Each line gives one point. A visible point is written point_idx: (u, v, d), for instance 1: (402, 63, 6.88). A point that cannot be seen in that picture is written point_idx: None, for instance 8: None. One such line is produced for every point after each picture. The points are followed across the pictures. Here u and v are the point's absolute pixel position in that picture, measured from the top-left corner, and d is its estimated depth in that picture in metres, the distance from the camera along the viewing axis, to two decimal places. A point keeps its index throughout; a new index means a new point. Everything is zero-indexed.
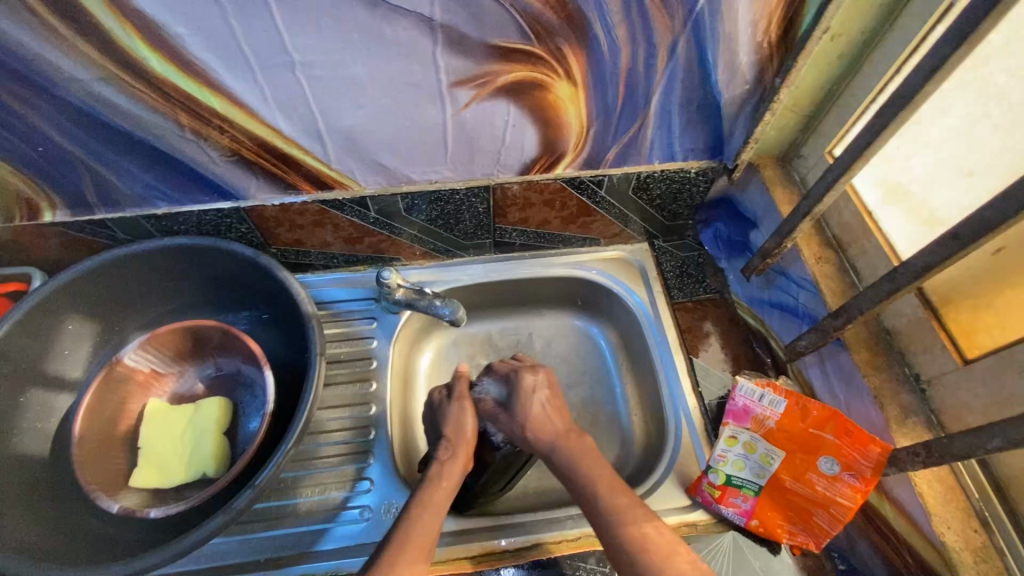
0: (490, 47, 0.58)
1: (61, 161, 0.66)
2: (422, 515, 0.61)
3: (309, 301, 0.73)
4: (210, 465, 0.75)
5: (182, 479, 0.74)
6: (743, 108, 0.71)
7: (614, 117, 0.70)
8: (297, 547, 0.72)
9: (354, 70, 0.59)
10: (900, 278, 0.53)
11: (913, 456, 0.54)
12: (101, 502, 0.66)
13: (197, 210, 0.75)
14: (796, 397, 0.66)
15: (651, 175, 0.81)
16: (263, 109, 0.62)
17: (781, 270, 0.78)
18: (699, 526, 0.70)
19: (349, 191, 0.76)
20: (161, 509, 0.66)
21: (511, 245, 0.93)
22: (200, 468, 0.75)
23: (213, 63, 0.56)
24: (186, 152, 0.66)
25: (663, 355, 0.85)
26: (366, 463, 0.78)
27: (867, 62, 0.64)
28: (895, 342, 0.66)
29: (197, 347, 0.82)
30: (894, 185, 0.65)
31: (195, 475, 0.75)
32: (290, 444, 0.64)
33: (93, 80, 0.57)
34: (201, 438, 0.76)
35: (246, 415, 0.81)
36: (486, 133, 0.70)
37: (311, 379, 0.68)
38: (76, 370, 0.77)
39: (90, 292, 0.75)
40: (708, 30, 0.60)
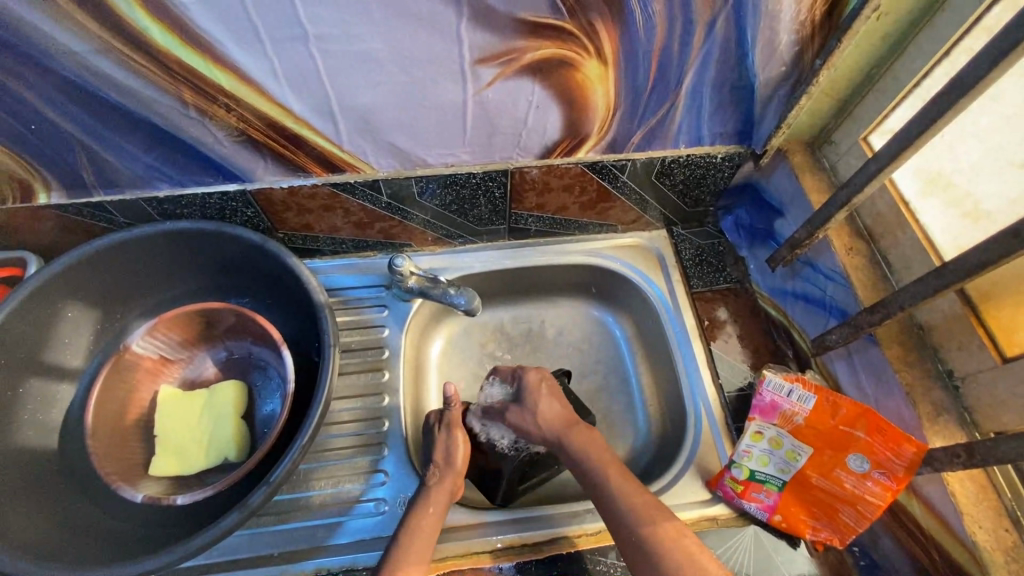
0: (518, 22, 0.54)
1: (58, 140, 0.61)
2: (411, 543, 0.63)
3: (321, 290, 0.70)
4: (232, 450, 0.73)
5: (203, 465, 0.72)
6: (777, 91, 0.68)
7: (643, 99, 0.66)
8: (311, 541, 0.71)
9: (372, 45, 0.55)
10: (948, 275, 0.52)
11: (952, 458, 0.54)
12: (124, 493, 0.66)
13: (201, 192, 0.72)
14: (825, 392, 0.64)
15: (675, 160, 0.77)
16: (273, 86, 0.58)
17: (808, 261, 0.76)
18: (719, 521, 0.70)
19: (361, 174, 0.72)
20: (188, 495, 0.65)
21: (526, 231, 0.90)
22: (220, 453, 0.73)
23: (221, 36, 0.52)
24: (190, 131, 0.62)
25: (682, 346, 0.83)
26: (379, 456, 0.76)
27: (913, 44, 0.61)
28: (928, 338, 0.64)
29: (207, 331, 0.79)
30: (934, 175, 0.62)
31: (216, 461, 0.73)
32: (306, 437, 0.62)
33: (90, 53, 0.52)
34: (218, 422, 0.75)
35: (262, 399, 0.79)
36: (507, 114, 0.66)
37: (325, 369, 0.65)
38: (77, 359, 0.74)
39: (88, 279, 0.71)
40: (750, 7, 0.56)
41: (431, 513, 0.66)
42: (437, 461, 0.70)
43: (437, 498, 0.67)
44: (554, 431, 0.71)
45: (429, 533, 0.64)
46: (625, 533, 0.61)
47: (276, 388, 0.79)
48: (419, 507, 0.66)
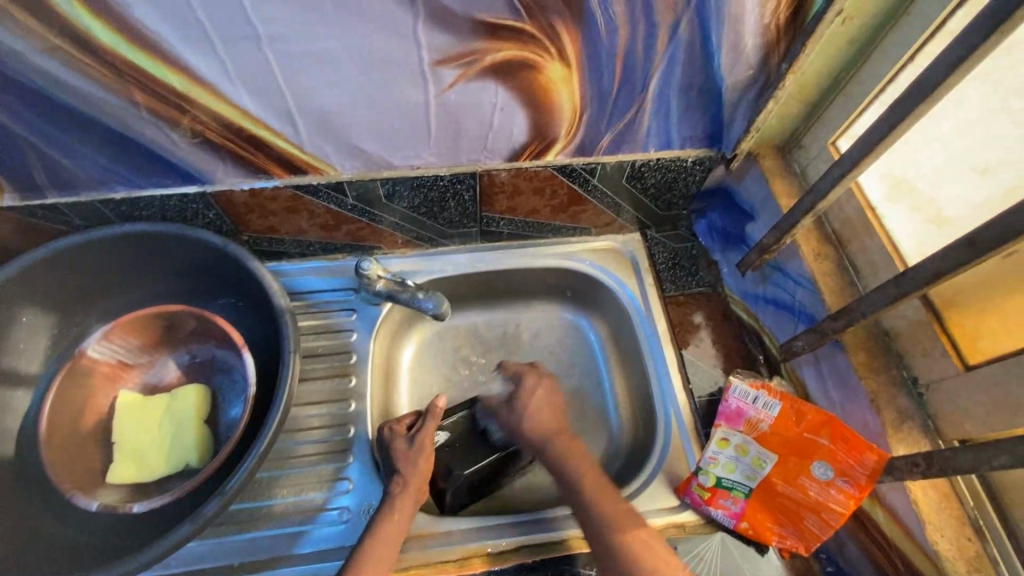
0: (477, 23, 0.53)
1: (5, 142, 0.60)
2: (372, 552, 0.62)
3: (283, 295, 0.69)
4: (193, 456, 0.72)
5: (164, 471, 0.71)
6: (744, 95, 0.67)
7: (609, 102, 0.65)
8: (272, 551, 0.69)
9: (327, 46, 0.54)
10: (906, 283, 0.51)
11: (912, 467, 0.53)
12: (80, 502, 0.65)
13: (160, 194, 0.70)
14: (790, 400, 0.65)
15: (646, 164, 0.77)
16: (226, 87, 0.56)
17: (778, 266, 0.75)
18: (686, 528, 0.69)
19: (324, 177, 0.71)
20: (145, 503, 0.64)
21: (498, 234, 0.89)
22: (182, 459, 0.72)
23: (168, 35, 0.50)
24: (144, 132, 0.61)
25: (653, 351, 0.82)
26: (344, 463, 0.75)
27: (878, 48, 0.60)
28: (893, 344, 0.64)
29: (169, 334, 0.78)
30: (900, 181, 0.62)
31: (177, 466, 0.72)
32: (263, 445, 0.60)
33: (32, 52, 0.51)
34: (180, 427, 0.73)
35: (226, 404, 0.77)
36: (472, 116, 0.65)
37: (284, 376, 0.64)
38: (33, 365, 0.71)
39: (42, 282, 0.69)
40: (713, 11, 0.55)
41: (394, 521, 0.65)
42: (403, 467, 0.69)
43: (398, 514, 0.66)
44: (540, 435, 0.71)
45: (389, 546, 0.63)
46: (601, 538, 0.63)
47: (240, 391, 0.77)
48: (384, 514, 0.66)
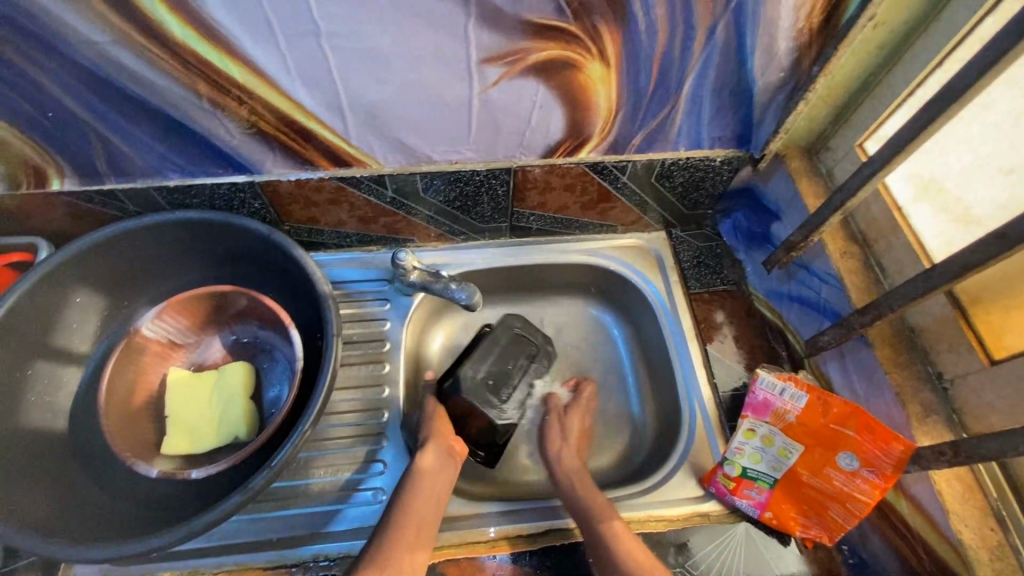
0: (524, 23, 0.56)
1: (73, 129, 0.63)
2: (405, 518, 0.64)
3: (325, 281, 0.72)
4: (242, 429, 0.75)
5: (214, 444, 0.74)
6: (775, 97, 0.69)
7: (644, 102, 0.68)
8: (308, 528, 0.72)
9: (381, 42, 0.56)
10: (936, 278, 0.53)
11: (938, 455, 0.55)
12: (139, 469, 0.68)
13: (210, 183, 0.73)
14: (818, 392, 0.65)
15: (675, 163, 0.79)
16: (284, 80, 0.59)
17: (804, 264, 0.77)
18: (711, 517, 0.71)
19: (367, 169, 0.74)
20: (202, 470, 0.68)
21: (527, 229, 0.91)
22: (231, 432, 0.75)
23: (236, 30, 0.54)
24: (203, 123, 0.64)
25: (678, 345, 0.85)
26: (378, 446, 0.77)
27: (908, 52, 0.62)
28: (918, 341, 0.65)
29: (214, 315, 0.81)
30: (927, 181, 0.64)
31: (226, 440, 0.75)
32: (308, 423, 0.63)
33: (108, 43, 0.54)
34: (230, 402, 0.76)
35: (269, 381, 0.81)
36: (511, 113, 0.67)
37: (327, 358, 0.67)
38: (84, 344, 0.75)
39: (95, 266, 0.73)
40: (750, 14, 0.58)
41: (426, 491, 0.67)
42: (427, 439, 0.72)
43: (430, 472, 0.69)
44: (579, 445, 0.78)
45: (422, 515, 0.65)
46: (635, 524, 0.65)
47: (281, 372, 0.81)
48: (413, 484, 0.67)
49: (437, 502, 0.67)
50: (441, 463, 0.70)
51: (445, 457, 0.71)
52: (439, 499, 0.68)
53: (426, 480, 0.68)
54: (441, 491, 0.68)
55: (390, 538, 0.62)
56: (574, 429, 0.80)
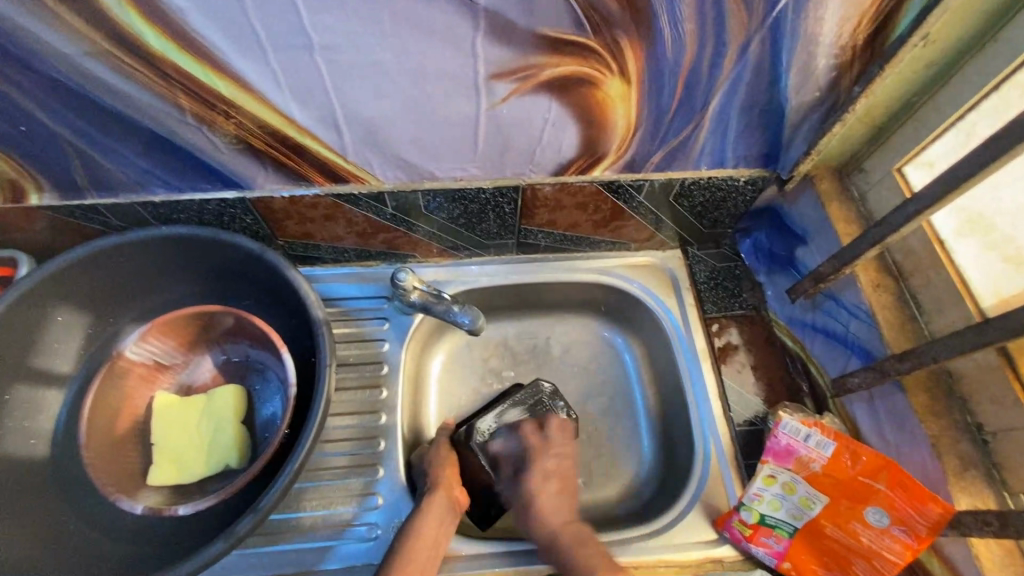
0: (538, 38, 0.51)
1: (47, 142, 0.58)
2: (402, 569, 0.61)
3: (319, 305, 0.67)
4: (233, 455, 0.71)
5: (204, 472, 0.70)
6: (808, 117, 0.64)
7: (666, 120, 0.62)
8: (299, 565, 0.68)
9: (380, 56, 0.51)
10: (990, 331, 0.48)
11: (983, 525, 0.50)
12: (123, 505, 0.64)
13: (198, 198, 0.68)
14: (845, 440, 0.60)
15: (696, 182, 0.74)
16: (274, 95, 0.54)
17: (831, 295, 0.72)
18: (724, 563, 0.67)
19: (365, 186, 0.69)
20: (191, 505, 0.63)
21: (535, 246, 0.86)
22: (222, 459, 0.70)
23: (220, 42, 0.49)
24: (188, 138, 0.59)
25: (692, 374, 0.80)
26: (373, 477, 0.74)
27: (960, 73, 0.56)
28: (957, 387, 0.60)
29: (202, 334, 0.76)
30: (974, 216, 0.59)
31: (217, 468, 0.70)
32: (297, 462, 0.59)
33: (80, 55, 0.49)
34: (219, 427, 0.72)
35: (261, 401, 0.76)
36: (521, 130, 0.62)
37: (319, 390, 0.63)
38: (67, 364, 0.71)
39: (77, 284, 0.69)
40: (789, 29, 0.52)
41: (424, 538, 0.64)
42: (431, 479, 0.70)
43: (428, 525, 0.65)
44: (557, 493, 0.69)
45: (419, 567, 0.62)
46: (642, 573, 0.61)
47: (275, 390, 0.76)
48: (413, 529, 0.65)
49: (435, 549, 0.65)
50: (442, 516, 0.67)
51: (446, 513, 0.67)
52: (433, 555, 0.64)
53: (424, 535, 0.64)
54: (441, 536, 0.66)
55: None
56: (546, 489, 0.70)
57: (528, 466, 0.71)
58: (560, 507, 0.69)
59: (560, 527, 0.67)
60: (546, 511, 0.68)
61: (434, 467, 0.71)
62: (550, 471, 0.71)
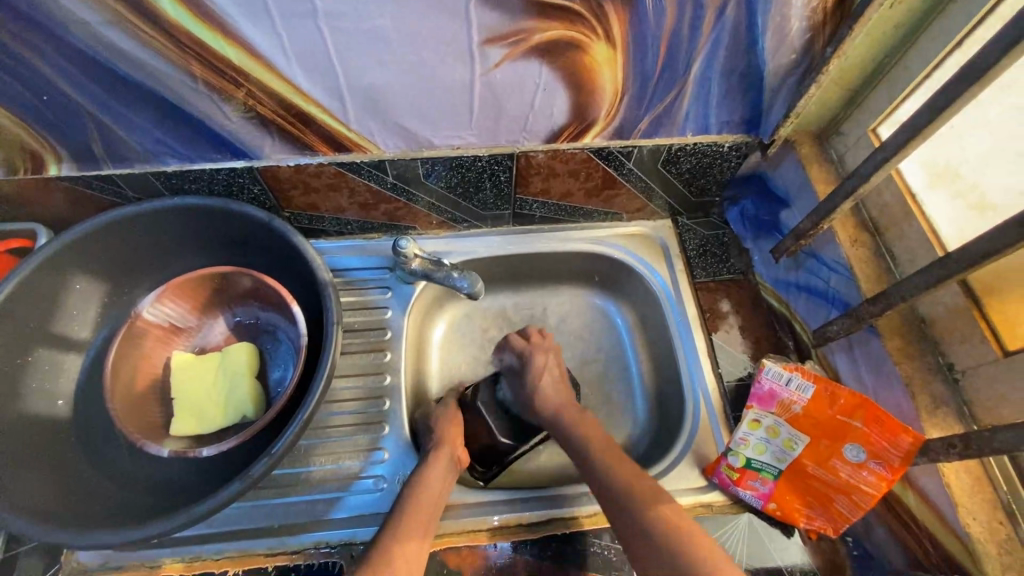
0: (527, 2, 0.54)
1: (68, 112, 0.62)
2: (409, 515, 0.64)
3: (325, 268, 0.70)
4: (249, 407, 0.73)
5: (221, 423, 0.73)
6: (786, 79, 0.67)
7: (651, 85, 0.66)
8: (310, 515, 0.71)
9: (380, 22, 0.55)
10: (950, 266, 0.52)
11: (948, 448, 0.54)
12: (151, 449, 0.66)
13: (208, 168, 0.72)
14: (824, 382, 0.64)
15: (682, 148, 0.77)
16: (281, 62, 0.58)
17: (813, 253, 0.76)
18: (713, 507, 0.70)
19: (367, 154, 0.72)
20: (214, 446, 0.66)
21: (531, 217, 0.90)
22: (238, 411, 0.73)
23: (230, 10, 0.52)
24: (200, 107, 0.63)
25: (682, 334, 0.83)
26: (379, 434, 0.77)
27: (926, 33, 0.60)
28: (929, 332, 0.64)
29: (215, 298, 0.79)
30: (941, 167, 0.62)
31: (234, 418, 0.73)
32: (307, 411, 0.63)
33: (101, 23, 0.53)
34: (234, 382, 0.75)
35: (273, 362, 0.80)
36: (514, 96, 0.66)
37: (327, 346, 0.66)
38: (85, 330, 0.75)
39: (96, 251, 0.72)
40: None
41: (429, 487, 0.67)
42: (435, 433, 0.73)
43: (433, 477, 0.68)
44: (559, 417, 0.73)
45: (426, 513, 0.65)
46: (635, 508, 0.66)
47: (286, 353, 0.80)
48: (417, 479, 0.68)
49: (440, 496, 0.68)
50: (445, 469, 0.70)
51: (449, 467, 0.70)
52: (438, 504, 0.67)
53: (429, 486, 0.67)
54: (445, 484, 0.69)
55: (384, 541, 0.61)
56: (548, 379, 0.76)
57: (527, 372, 0.76)
58: (559, 389, 0.76)
59: (566, 406, 0.74)
60: (550, 394, 0.75)
61: (436, 426, 0.74)
62: (545, 365, 0.77)
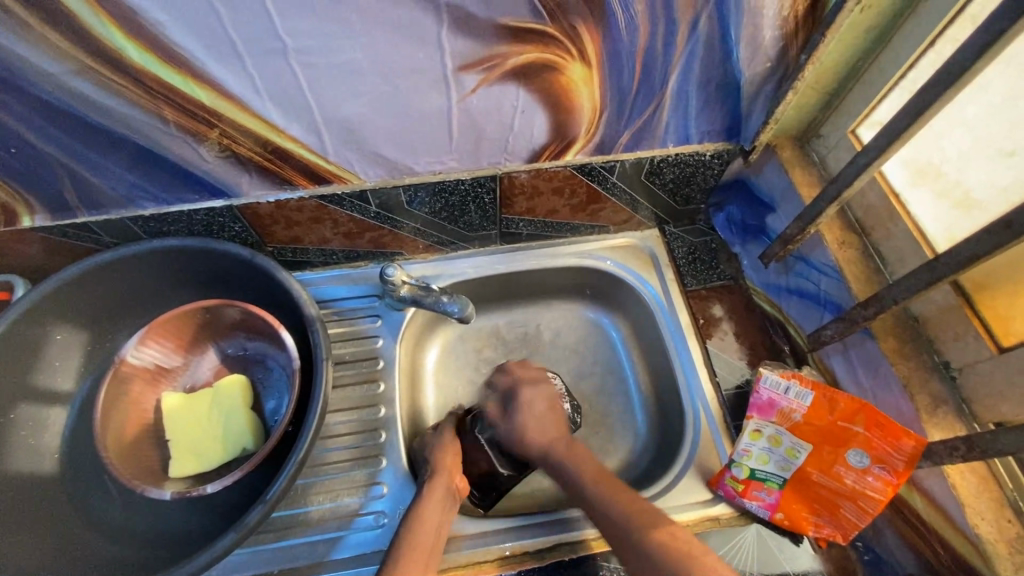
0: (499, 27, 0.54)
1: (38, 163, 0.61)
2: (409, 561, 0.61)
3: (311, 303, 0.69)
4: (249, 438, 0.70)
5: (222, 459, 0.69)
6: (763, 87, 0.67)
7: (628, 100, 0.66)
8: (311, 557, 0.70)
9: (352, 56, 0.54)
10: (940, 268, 0.51)
11: (951, 451, 0.53)
12: (153, 494, 0.62)
13: (187, 209, 0.71)
14: (822, 388, 0.64)
15: (665, 160, 0.77)
16: (255, 101, 0.57)
17: (801, 256, 0.76)
18: (721, 520, 0.69)
19: (348, 185, 0.71)
20: (218, 482, 0.63)
21: (518, 236, 0.89)
22: (238, 444, 0.70)
23: (199, 52, 0.51)
24: (174, 149, 0.62)
25: (677, 345, 0.83)
26: (377, 468, 0.76)
27: (898, 35, 0.60)
28: (923, 331, 0.64)
29: (200, 333, 0.75)
30: (922, 165, 0.62)
31: (234, 453, 0.69)
32: (301, 454, 0.61)
33: (67, 74, 0.52)
34: (230, 415, 0.71)
35: (267, 392, 0.76)
36: (493, 119, 0.65)
37: (318, 385, 0.65)
38: (68, 382, 0.73)
39: (74, 300, 0.71)
40: (734, 5, 0.56)
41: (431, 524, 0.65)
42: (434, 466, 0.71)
43: (431, 515, 0.66)
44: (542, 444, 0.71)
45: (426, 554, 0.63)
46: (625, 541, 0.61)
47: (279, 380, 0.76)
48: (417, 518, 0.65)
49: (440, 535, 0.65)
50: (443, 500, 0.68)
51: (449, 497, 0.68)
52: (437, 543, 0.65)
53: (429, 525, 0.65)
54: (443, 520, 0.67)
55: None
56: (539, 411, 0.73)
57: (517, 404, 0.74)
58: (549, 423, 0.73)
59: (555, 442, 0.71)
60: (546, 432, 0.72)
61: (434, 453, 0.72)
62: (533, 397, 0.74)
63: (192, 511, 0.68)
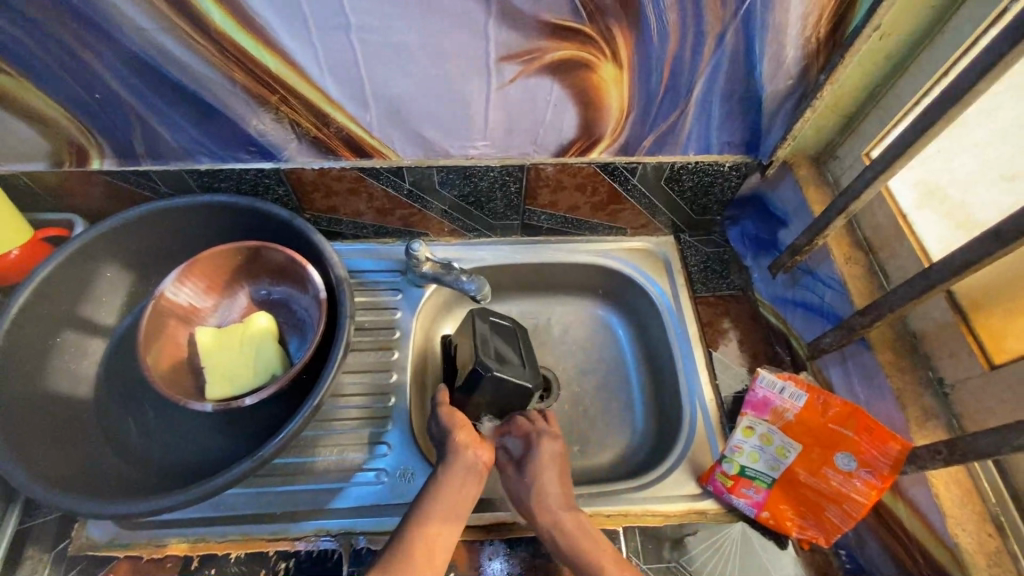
0: (542, 23, 0.60)
1: (117, 110, 0.68)
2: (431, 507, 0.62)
3: (341, 266, 0.74)
4: (278, 365, 0.75)
5: (253, 384, 0.73)
6: (784, 104, 0.72)
7: (655, 104, 0.70)
8: (312, 503, 0.73)
9: (405, 37, 0.60)
10: (935, 276, 0.55)
11: (934, 454, 0.56)
12: (194, 405, 0.66)
13: (239, 168, 0.77)
14: (817, 392, 0.68)
15: (685, 167, 0.81)
16: (315, 72, 0.63)
17: (809, 269, 0.79)
18: (708, 514, 0.71)
19: (387, 161, 0.77)
20: (257, 394, 0.68)
21: (538, 228, 0.94)
22: (267, 371, 0.74)
23: (273, 21, 0.58)
24: (236, 110, 0.68)
25: (682, 346, 0.85)
26: (383, 428, 0.80)
27: (914, 64, 0.64)
28: (920, 345, 0.66)
29: (232, 276, 0.80)
30: (931, 188, 0.65)
31: (264, 379, 0.74)
32: (317, 398, 0.65)
33: (156, 30, 0.58)
34: (260, 346, 0.75)
35: (288, 335, 0.80)
36: (527, 110, 0.70)
37: (339, 339, 0.69)
38: (110, 317, 0.79)
39: (126, 239, 0.77)
40: (759, 22, 0.60)
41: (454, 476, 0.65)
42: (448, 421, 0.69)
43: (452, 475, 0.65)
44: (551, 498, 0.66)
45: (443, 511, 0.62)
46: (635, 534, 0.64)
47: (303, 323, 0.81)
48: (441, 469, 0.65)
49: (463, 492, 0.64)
50: (464, 473, 0.65)
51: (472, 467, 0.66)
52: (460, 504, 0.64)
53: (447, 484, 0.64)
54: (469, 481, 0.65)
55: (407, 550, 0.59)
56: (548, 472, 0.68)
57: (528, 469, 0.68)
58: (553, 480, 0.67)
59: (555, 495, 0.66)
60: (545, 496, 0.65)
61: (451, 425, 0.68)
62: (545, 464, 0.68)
63: (208, 448, 0.73)
